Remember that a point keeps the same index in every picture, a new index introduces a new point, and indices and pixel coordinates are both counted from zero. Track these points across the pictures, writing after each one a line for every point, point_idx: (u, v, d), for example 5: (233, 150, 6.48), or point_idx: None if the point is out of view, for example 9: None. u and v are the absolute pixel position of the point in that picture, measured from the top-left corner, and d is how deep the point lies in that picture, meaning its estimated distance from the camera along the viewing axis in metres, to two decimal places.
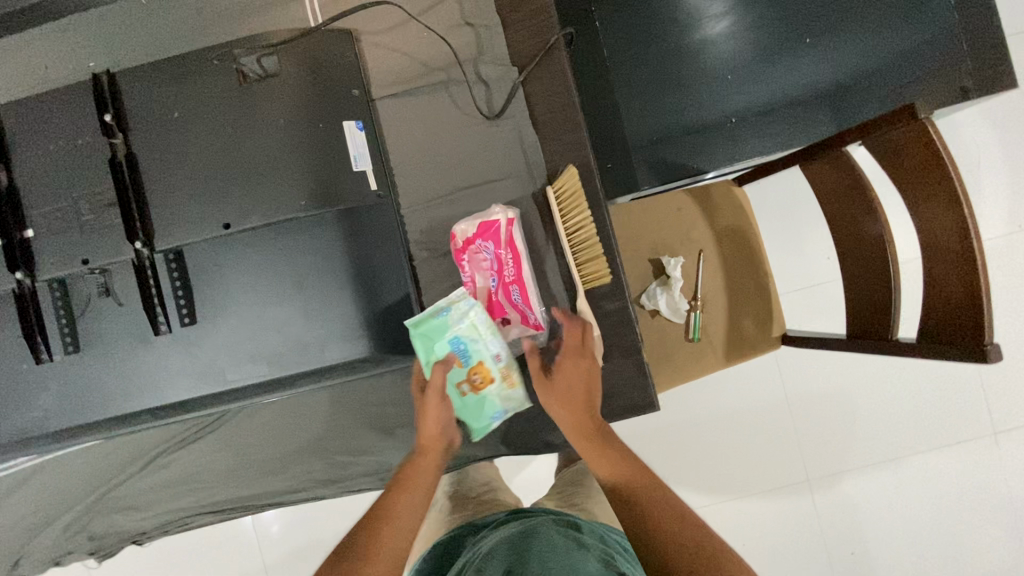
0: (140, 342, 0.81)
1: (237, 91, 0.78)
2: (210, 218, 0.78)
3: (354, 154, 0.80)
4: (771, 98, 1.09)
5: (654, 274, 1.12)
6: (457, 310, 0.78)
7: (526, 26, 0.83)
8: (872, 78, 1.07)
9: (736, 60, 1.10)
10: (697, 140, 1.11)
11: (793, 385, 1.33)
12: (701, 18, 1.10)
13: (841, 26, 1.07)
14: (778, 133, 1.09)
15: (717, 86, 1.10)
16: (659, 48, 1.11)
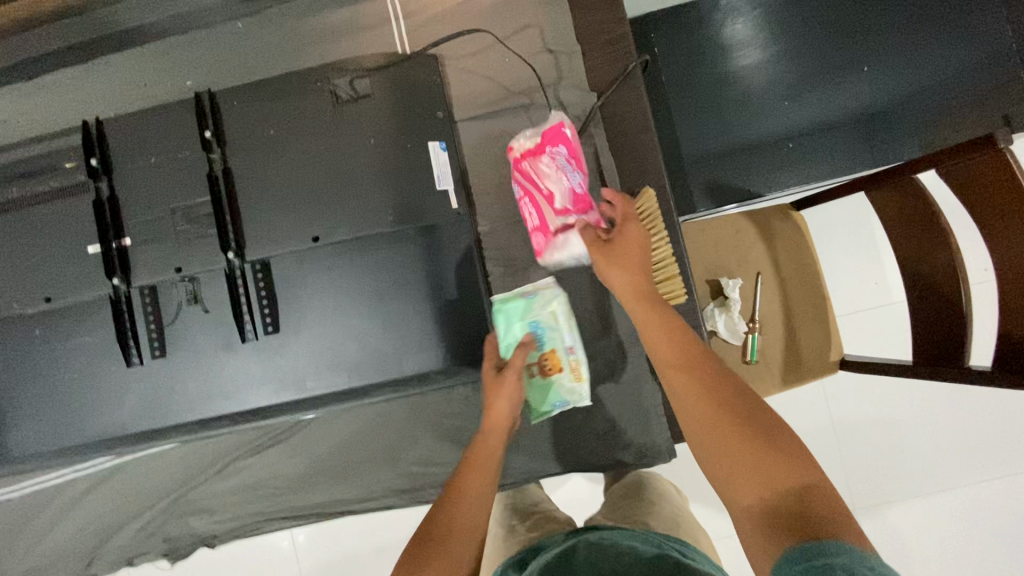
0: (226, 348, 0.84)
1: (329, 111, 0.82)
2: (300, 230, 0.82)
3: (437, 172, 0.83)
4: (817, 122, 1.12)
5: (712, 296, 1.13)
6: (545, 296, 0.86)
7: (606, 53, 0.86)
8: (920, 106, 1.09)
9: (785, 83, 1.13)
10: (744, 162, 1.14)
11: (846, 411, 1.31)
12: (747, 48, 1.13)
13: (889, 55, 1.10)
14: (828, 152, 1.11)
15: (764, 112, 1.13)
16: (711, 73, 1.14)
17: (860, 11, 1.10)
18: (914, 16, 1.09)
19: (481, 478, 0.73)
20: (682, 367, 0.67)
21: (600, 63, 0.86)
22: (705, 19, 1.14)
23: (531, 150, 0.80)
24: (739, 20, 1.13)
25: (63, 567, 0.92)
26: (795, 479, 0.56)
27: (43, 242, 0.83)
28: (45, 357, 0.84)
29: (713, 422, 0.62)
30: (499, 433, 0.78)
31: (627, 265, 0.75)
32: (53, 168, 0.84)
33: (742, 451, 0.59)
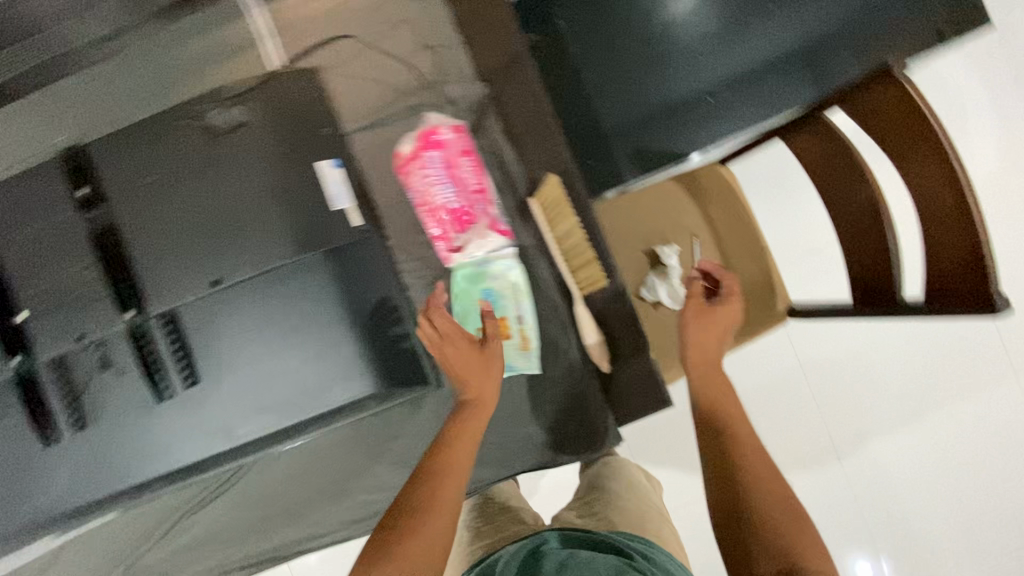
0: (146, 410, 0.80)
1: (205, 146, 0.78)
2: (198, 275, 0.78)
3: (333, 193, 0.79)
4: (758, 60, 1.00)
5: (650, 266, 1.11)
6: (496, 267, 0.77)
7: (487, 41, 0.82)
8: (870, 22, 0.97)
9: (705, 31, 1.01)
10: (683, 117, 1.02)
11: (807, 356, 1.32)
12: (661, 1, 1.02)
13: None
14: (756, 102, 0.99)
15: (696, 59, 1.02)
16: (624, 34, 1.04)
17: None
18: None
19: (460, 452, 0.70)
20: (738, 441, 0.80)
21: (482, 52, 0.82)
22: None
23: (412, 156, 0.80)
24: None
25: None
26: (802, 556, 0.65)
27: None
28: None
29: (755, 481, 0.75)
30: (484, 407, 0.75)
31: (707, 339, 0.92)
32: None
33: (773, 513, 0.71)
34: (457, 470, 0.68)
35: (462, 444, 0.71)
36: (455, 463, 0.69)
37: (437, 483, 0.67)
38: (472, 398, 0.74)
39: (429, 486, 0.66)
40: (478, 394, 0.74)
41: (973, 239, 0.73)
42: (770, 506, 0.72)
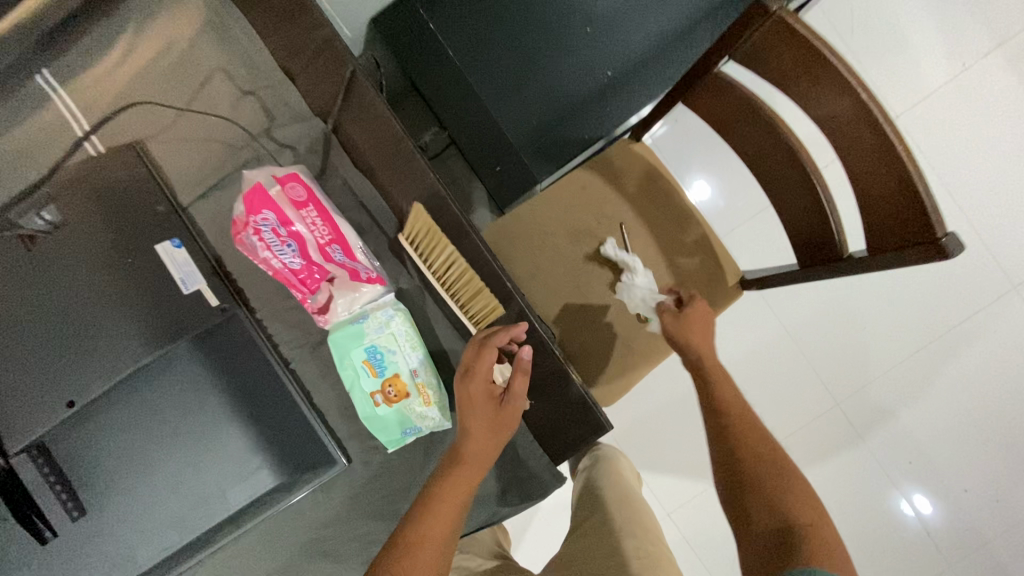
0: (27, 562, 0.70)
1: (28, 256, 0.70)
2: (51, 398, 0.69)
3: (181, 276, 0.71)
4: (666, 27, 0.91)
5: (583, 264, 0.99)
6: (377, 319, 0.67)
7: (312, 73, 0.74)
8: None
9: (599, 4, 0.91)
10: (595, 106, 0.94)
11: (780, 317, 1.25)
12: None
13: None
14: (664, 75, 0.94)
15: (594, 33, 0.91)
16: (506, 24, 0.91)
17: None
18: None
19: (453, 501, 0.59)
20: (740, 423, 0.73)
21: (312, 89, 0.75)
22: None
23: (238, 224, 0.65)
24: None
25: None
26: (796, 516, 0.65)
27: None
28: None
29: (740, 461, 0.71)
30: (478, 465, 0.62)
31: (699, 329, 0.80)
32: None
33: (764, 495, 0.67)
34: (452, 515, 0.59)
35: (452, 499, 0.60)
36: (448, 512, 0.59)
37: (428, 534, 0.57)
38: (472, 437, 0.62)
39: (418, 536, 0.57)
40: (481, 437, 0.62)
41: (902, 175, 0.63)
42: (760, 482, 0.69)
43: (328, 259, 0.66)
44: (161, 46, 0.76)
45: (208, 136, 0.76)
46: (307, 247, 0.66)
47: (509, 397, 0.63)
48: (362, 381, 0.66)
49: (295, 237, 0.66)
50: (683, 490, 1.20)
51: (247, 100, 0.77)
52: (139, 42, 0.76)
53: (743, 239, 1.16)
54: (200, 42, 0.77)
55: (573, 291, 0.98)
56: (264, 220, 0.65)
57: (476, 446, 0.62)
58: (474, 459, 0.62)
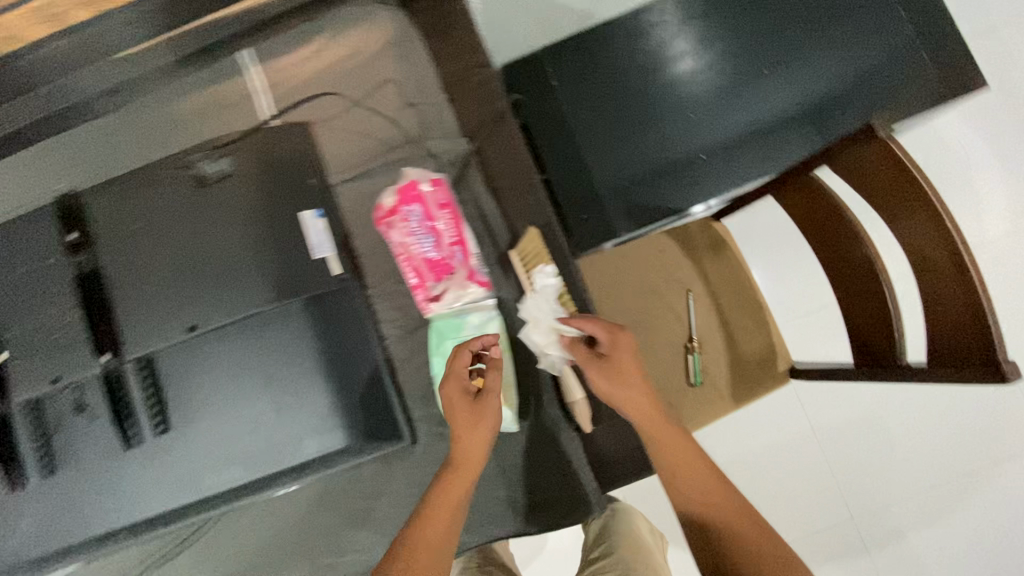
0: (115, 456, 0.79)
1: (193, 194, 0.79)
2: (174, 320, 0.78)
3: (315, 242, 0.80)
4: (748, 126, 1.02)
5: (649, 319, 1.07)
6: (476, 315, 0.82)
7: (470, 99, 0.84)
8: (841, 84, 1.01)
9: (702, 92, 1.03)
10: (677, 177, 1.03)
11: (821, 412, 1.27)
12: (664, 57, 1.04)
13: (814, 33, 1.01)
14: (752, 159, 1.01)
15: (691, 115, 1.03)
16: (616, 93, 1.05)
17: (777, 13, 1.02)
18: (819, 17, 1.01)
19: (451, 503, 0.66)
20: (668, 460, 0.67)
21: (465, 111, 0.84)
22: (612, 35, 1.06)
23: (389, 214, 0.82)
24: (656, 30, 1.05)
25: None
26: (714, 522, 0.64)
27: None
28: None
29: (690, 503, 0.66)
30: (470, 465, 0.69)
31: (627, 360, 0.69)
32: None
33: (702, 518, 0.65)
34: (447, 522, 0.65)
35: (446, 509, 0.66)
36: (447, 515, 0.65)
37: (429, 542, 0.63)
38: (462, 438, 0.69)
39: (420, 545, 0.63)
40: (470, 443, 0.69)
41: (973, 302, 0.69)
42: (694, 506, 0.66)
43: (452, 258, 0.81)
44: (348, 48, 0.87)
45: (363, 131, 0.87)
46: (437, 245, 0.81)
47: (485, 398, 0.71)
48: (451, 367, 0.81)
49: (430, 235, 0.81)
50: (689, 563, 1.21)
51: (407, 110, 0.88)
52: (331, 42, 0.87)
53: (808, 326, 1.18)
54: (381, 54, 0.88)
55: (639, 337, 1.06)
56: (411, 216, 0.81)
57: (465, 452, 0.68)
58: (466, 463, 0.68)
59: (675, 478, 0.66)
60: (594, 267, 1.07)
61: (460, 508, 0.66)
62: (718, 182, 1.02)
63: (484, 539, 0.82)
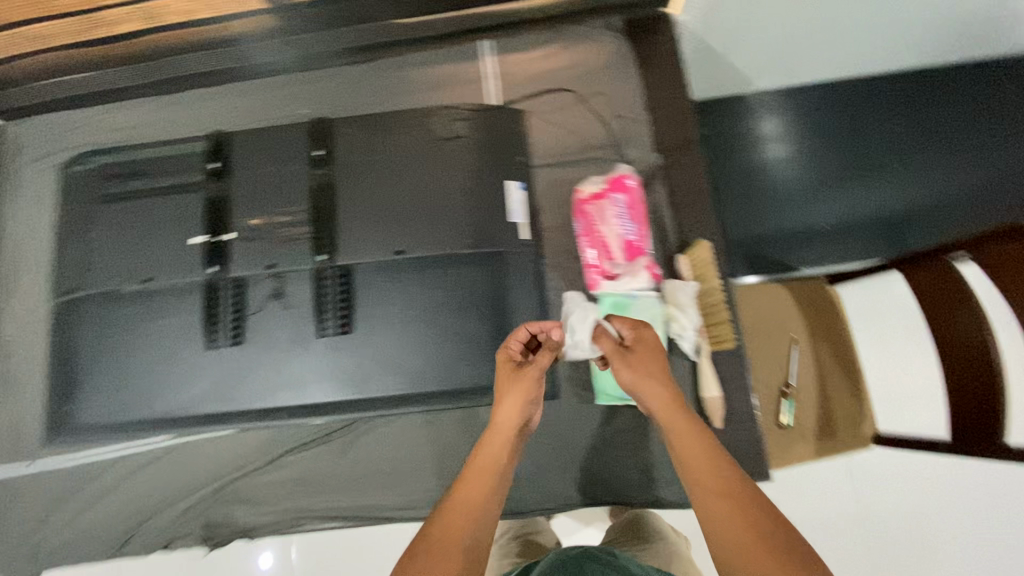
0: (300, 342, 0.91)
1: (426, 144, 0.93)
2: (384, 243, 0.91)
3: (513, 208, 0.92)
4: (843, 216, 1.25)
5: (775, 353, 1.16)
6: (643, 303, 0.86)
7: (668, 123, 0.96)
8: (916, 202, 1.24)
9: (808, 179, 1.27)
10: (783, 246, 1.26)
11: (938, 490, 1.18)
12: (781, 144, 1.27)
13: (898, 157, 1.25)
14: (844, 243, 1.25)
15: (799, 198, 1.26)
16: (739, 167, 1.28)
17: (878, 129, 1.26)
18: (912, 139, 1.25)
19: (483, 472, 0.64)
20: (695, 473, 0.57)
21: (662, 131, 0.96)
22: (739, 117, 1.29)
23: (596, 194, 0.87)
24: (774, 120, 1.28)
25: (101, 543, 0.92)
26: None
27: (154, 231, 0.94)
28: (131, 333, 0.93)
29: (708, 495, 0.55)
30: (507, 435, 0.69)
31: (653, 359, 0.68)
32: (174, 169, 0.96)
33: (717, 512, 0.53)
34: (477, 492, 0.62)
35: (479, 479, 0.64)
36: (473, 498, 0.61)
37: (455, 524, 0.58)
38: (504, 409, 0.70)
39: (447, 527, 0.58)
40: (507, 413, 0.69)
41: None
42: (729, 532, 0.52)
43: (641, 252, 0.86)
44: (574, 57, 1.00)
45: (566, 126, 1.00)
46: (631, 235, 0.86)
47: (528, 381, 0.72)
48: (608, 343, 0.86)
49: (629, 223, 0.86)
50: None
51: (612, 121, 0.97)
52: (560, 50, 1.00)
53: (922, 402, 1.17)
54: (603, 70, 0.99)
55: (765, 367, 1.15)
56: (614, 202, 0.86)
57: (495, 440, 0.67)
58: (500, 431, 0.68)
59: (705, 497, 0.55)
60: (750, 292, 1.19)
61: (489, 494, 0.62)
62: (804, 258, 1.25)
63: (595, 500, 0.91)
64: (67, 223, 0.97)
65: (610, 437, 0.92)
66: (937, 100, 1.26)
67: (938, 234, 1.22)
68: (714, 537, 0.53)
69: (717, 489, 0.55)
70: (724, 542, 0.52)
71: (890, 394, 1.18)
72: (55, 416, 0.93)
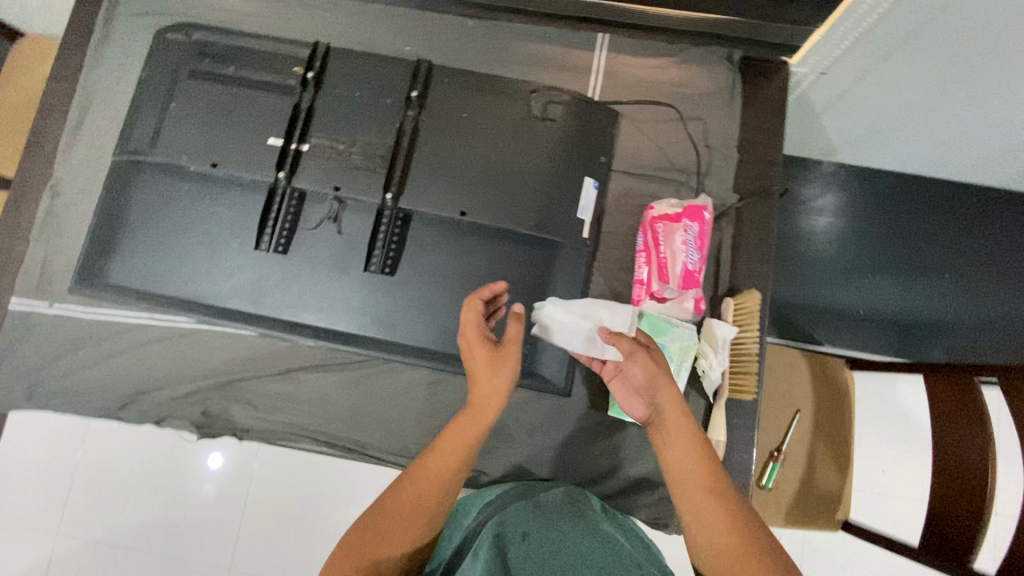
0: (342, 269, 0.91)
1: (520, 116, 0.93)
2: (452, 201, 0.91)
3: (582, 203, 0.92)
4: (870, 306, 1.31)
5: (775, 416, 1.17)
6: (682, 333, 0.84)
7: (754, 167, 0.96)
8: (941, 320, 1.29)
9: (847, 263, 1.32)
10: (807, 316, 1.31)
11: None
12: (830, 220, 1.33)
13: (940, 274, 1.31)
14: (863, 332, 1.30)
15: (834, 276, 1.31)
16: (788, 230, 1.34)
17: (923, 236, 1.32)
18: (951, 257, 1.32)
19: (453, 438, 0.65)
20: (684, 472, 0.60)
21: (746, 173, 0.96)
22: (802, 185, 1.34)
23: (669, 217, 0.86)
24: (831, 198, 1.34)
25: (97, 400, 0.92)
26: None
27: (231, 120, 0.93)
28: (184, 211, 0.93)
29: (700, 496, 0.58)
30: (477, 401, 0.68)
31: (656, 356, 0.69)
32: (268, 66, 0.95)
33: (710, 517, 0.57)
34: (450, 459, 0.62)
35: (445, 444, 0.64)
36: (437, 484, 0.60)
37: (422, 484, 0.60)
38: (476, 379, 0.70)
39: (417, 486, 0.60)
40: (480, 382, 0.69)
41: None
42: (709, 524, 0.57)
43: (694, 287, 0.86)
44: (683, 76, 1.00)
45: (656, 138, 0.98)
46: (691, 266, 0.85)
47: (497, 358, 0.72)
48: None
49: (694, 253, 0.85)
50: None
51: (702, 150, 0.97)
52: (672, 65, 1.00)
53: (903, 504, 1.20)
54: (707, 96, 0.99)
55: (766, 428, 1.17)
56: (685, 229, 0.85)
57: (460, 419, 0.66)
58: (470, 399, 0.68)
59: (691, 494, 0.59)
60: (774, 355, 1.19)
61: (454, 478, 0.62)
62: (833, 338, 1.28)
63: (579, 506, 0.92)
64: (151, 86, 0.97)
65: (608, 450, 0.92)
66: (992, 230, 1.31)
67: (953, 355, 1.28)
68: (710, 550, 0.56)
69: (706, 490, 0.58)
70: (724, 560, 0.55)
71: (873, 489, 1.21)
72: (88, 267, 0.93)
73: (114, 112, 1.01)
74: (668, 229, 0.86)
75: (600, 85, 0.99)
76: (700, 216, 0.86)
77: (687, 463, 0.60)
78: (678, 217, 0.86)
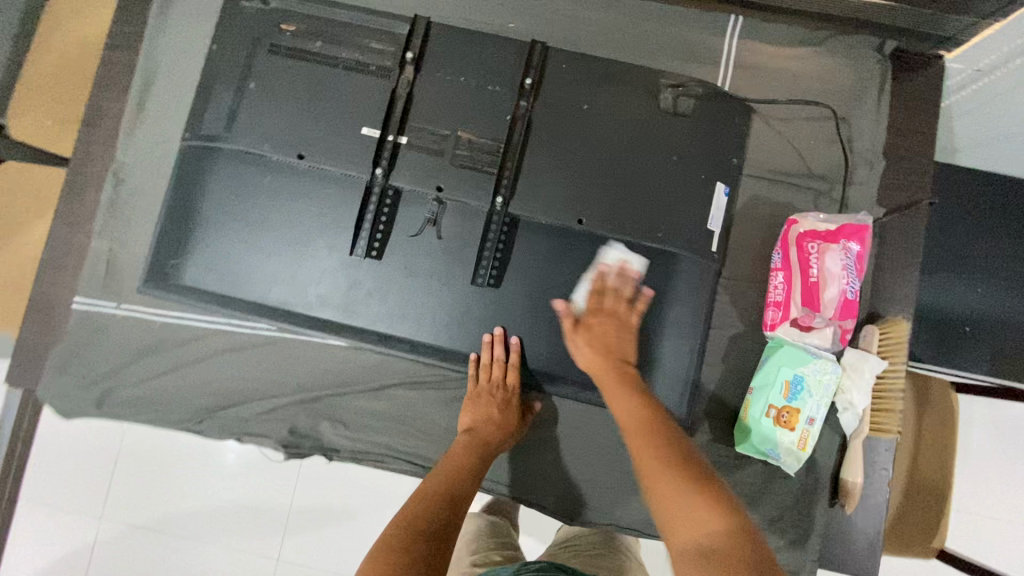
0: (444, 280, 0.82)
1: (647, 112, 0.82)
2: (569, 208, 0.80)
3: (713, 213, 0.82)
4: None
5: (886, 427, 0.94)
6: (826, 365, 0.76)
7: (901, 178, 0.86)
8: (998, 331, 0.99)
9: (1005, 270, 1.00)
10: (961, 345, 1.00)
11: None
12: (976, 216, 1.02)
13: (1004, 273, 1.00)
14: None
15: (991, 290, 1.00)
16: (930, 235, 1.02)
17: None
18: None
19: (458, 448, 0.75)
20: (625, 417, 0.64)
21: (892, 185, 0.86)
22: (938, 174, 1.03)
23: (825, 234, 0.78)
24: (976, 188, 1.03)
25: (173, 413, 0.85)
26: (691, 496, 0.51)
27: (319, 105, 0.82)
28: (265, 207, 0.83)
29: (635, 431, 0.61)
30: (475, 426, 0.79)
31: (604, 325, 0.77)
32: (360, 43, 0.84)
33: (639, 444, 0.59)
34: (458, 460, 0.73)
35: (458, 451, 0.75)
36: (467, 468, 0.72)
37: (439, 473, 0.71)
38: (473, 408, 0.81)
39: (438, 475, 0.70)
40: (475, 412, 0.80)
41: None
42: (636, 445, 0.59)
43: (847, 316, 0.77)
44: (825, 70, 0.88)
45: (793, 140, 0.87)
46: (848, 293, 0.77)
47: (586, 326, 0.78)
48: (773, 394, 0.78)
49: (853, 277, 0.77)
50: None
51: (845, 156, 0.86)
52: (812, 57, 0.88)
53: (998, 538, 1.13)
54: (852, 94, 0.88)
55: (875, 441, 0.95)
56: (844, 250, 0.77)
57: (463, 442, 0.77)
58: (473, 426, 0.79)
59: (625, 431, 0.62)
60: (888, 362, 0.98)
61: (483, 464, 0.74)
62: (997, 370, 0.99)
63: None
64: (223, 62, 0.85)
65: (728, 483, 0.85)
66: None
67: (989, 370, 0.99)
68: (653, 482, 0.54)
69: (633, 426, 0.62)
70: (658, 481, 0.53)
71: (970, 516, 1.14)
72: (160, 266, 0.84)
73: (180, 90, 0.90)
74: (823, 248, 0.78)
75: (731, 77, 0.88)
76: (862, 236, 0.77)
77: (623, 420, 0.64)
78: (835, 236, 0.78)
